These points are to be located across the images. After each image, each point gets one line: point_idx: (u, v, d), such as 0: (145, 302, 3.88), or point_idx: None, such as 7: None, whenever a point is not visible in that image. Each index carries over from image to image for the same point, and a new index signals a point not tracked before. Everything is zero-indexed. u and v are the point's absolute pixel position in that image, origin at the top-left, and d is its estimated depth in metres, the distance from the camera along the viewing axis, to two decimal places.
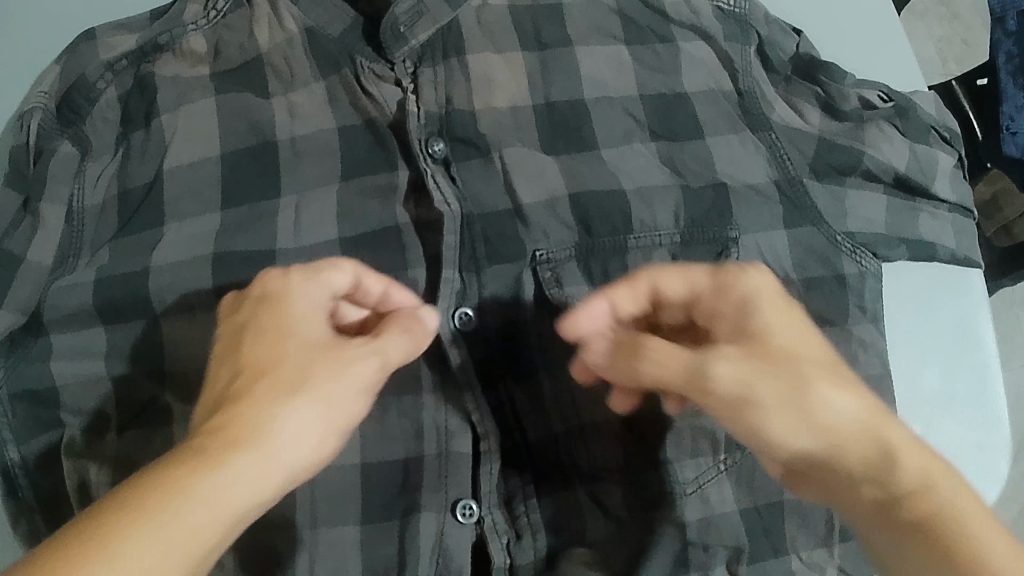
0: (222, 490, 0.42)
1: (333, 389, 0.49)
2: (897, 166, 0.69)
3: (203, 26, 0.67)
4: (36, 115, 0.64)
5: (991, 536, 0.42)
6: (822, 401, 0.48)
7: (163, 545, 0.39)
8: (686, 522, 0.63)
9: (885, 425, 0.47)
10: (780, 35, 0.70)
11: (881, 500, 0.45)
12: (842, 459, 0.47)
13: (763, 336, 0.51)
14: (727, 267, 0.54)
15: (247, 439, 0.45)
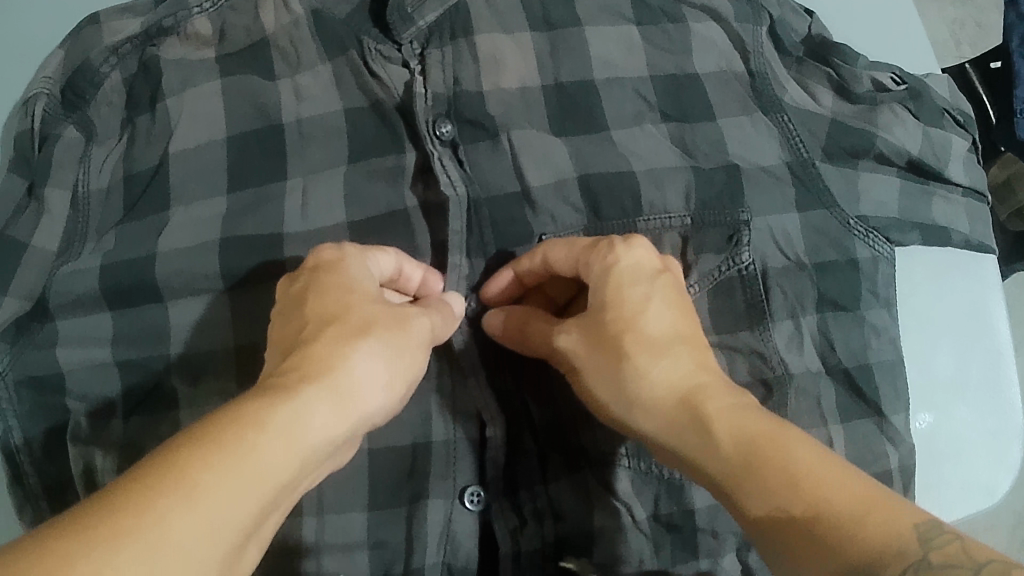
0: (300, 428, 0.41)
1: (393, 345, 0.48)
2: (910, 149, 0.70)
3: (209, 9, 0.66)
4: (41, 100, 0.63)
5: (822, 485, 0.40)
6: (637, 375, 0.50)
7: (246, 479, 0.38)
8: (696, 509, 0.62)
9: (710, 391, 0.48)
10: (792, 17, 0.72)
11: (724, 473, 0.45)
12: (692, 436, 0.47)
13: (624, 318, 0.51)
14: (604, 241, 0.54)
15: (320, 379, 0.44)
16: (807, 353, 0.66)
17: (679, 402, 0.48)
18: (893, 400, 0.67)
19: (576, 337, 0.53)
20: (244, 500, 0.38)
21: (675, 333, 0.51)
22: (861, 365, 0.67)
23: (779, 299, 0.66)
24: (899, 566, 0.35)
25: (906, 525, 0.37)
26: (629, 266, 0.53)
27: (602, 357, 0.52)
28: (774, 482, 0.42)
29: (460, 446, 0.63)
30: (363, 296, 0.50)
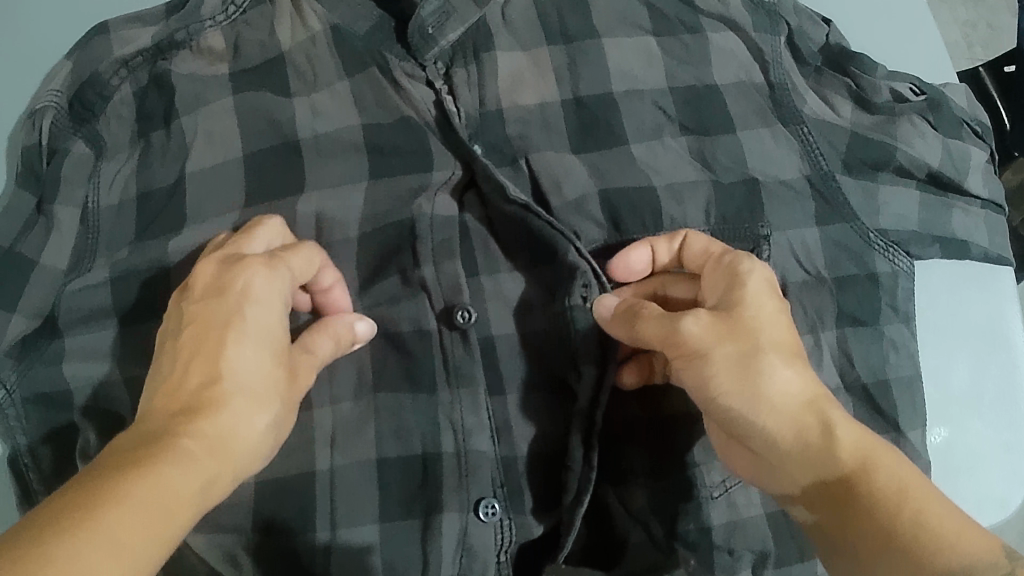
0: (173, 486, 0.44)
1: (257, 404, 0.50)
2: (930, 162, 0.70)
3: (221, 22, 0.67)
4: (49, 114, 0.64)
5: (941, 514, 0.45)
6: (769, 375, 0.51)
7: (129, 543, 0.41)
8: (712, 526, 0.63)
9: (826, 402, 0.52)
10: (810, 26, 0.72)
11: (834, 476, 0.49)
12: (813, 438, 0.50)
13: (756, 321, 0.53)
14: (735, 252, 0.57)
15: (196, 435, 0.47)
16: (827, 368, 0.66)
17: (806, 408, 0.51)
18: (910, 416, 0.67)
19: (703, 322, 0.53)
20: (129, 559, 0.41)
21: (791, 342, 0.54)
22: (879, 380, 0.67)
23: (799, 311, 0.66)
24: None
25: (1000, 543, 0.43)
26: (757, 278, 0.55)
27: (729, 346, 0.52)
28: (880, 509, 0.46)
29: (472, 457, 0.62)
30: (253, 336, 0.51)
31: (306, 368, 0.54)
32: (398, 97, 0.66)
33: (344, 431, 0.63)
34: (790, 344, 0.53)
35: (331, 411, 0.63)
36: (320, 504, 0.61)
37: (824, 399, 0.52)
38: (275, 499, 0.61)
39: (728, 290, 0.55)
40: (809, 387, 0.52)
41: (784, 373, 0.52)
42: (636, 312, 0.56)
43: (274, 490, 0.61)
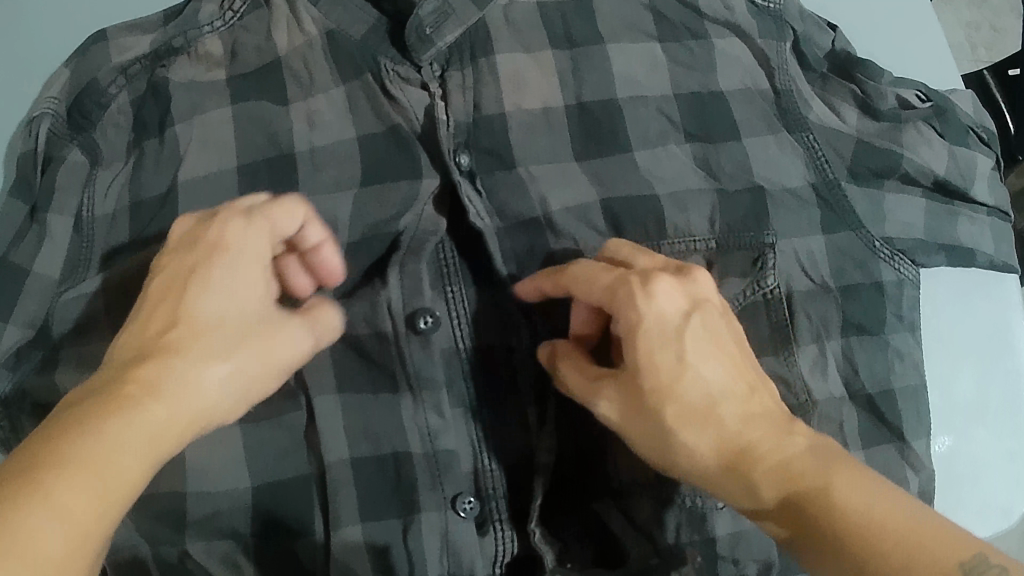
0: (130, 441, 0.42)
1: (229, 351, 0.47)
2: (936, 169, 0.69)
3: (220, 27, 0.67)
4: (45, 121, 0.65)
5: (887, 524, 0.43)
6: (679, 441, 0.50)
7: (94, 485, 0.40)
8: (717, 536, 0.63)
9: (767, 443, 0.49)
10: (816, 31, 0.71)
11: (776, 513, 0.47)
12: (737, 487, 0.49)
13: (670, 376, 0.50)
14: (631, 274, 0.52)
15: (164, 385, 0.45)
16: (831, 378, 0.66)
17: (730, 457, 0.49)
18: (915, 425, 0.67)
19: (615, 405, 0.53)
20: (95, 498, 0.40)
21: (724, 380, 0.51)
22: (884, 390, 0.66)
23: (803, 321, 0.66)
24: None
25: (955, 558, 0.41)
26: (653, 317, 0.51)
27: (641, 421, 0.51)
28: (820, 520, 0.44)
29: (444, 457, 0.63)
30: (205, 298, 0.48)
31: (278, 332, 0.50)
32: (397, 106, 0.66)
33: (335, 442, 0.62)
34: (711, 385, 0.50)
35: (335, 419, 0.63)
36: (314, 506, 0.63)
37: (761, 430, 0.49)
38: (273, 503, 0.63)
39: (625, 337, 0.52)
40: (739, 432, 0.49)
41: (696, 433, 0.50)
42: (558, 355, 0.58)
43: (271, 494, 0.63)
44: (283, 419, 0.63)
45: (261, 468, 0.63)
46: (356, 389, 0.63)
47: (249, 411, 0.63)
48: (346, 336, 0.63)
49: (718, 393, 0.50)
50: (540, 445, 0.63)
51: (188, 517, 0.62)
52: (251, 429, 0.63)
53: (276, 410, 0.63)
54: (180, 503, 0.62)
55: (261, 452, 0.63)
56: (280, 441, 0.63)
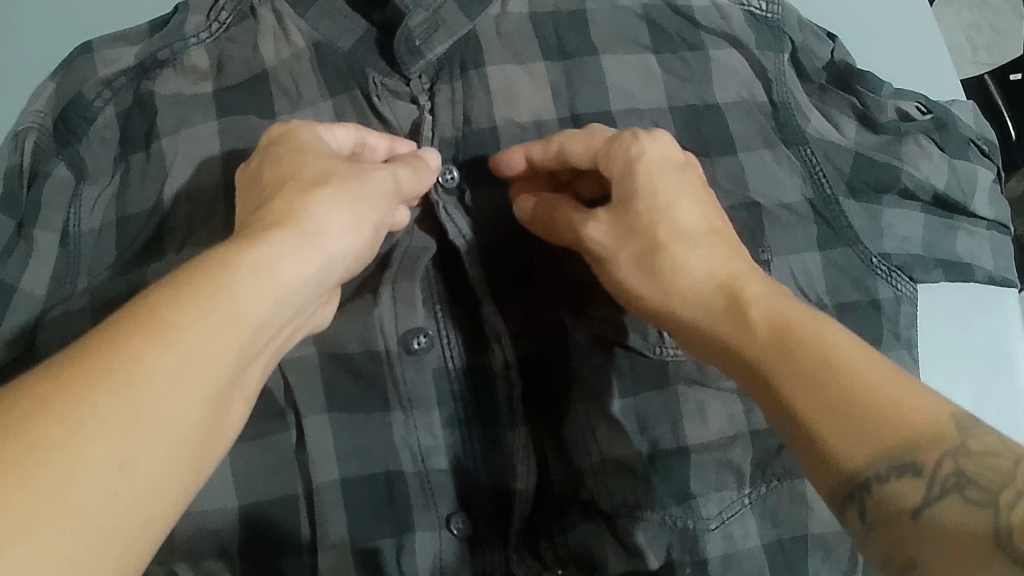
0: (209, 336, 0.41)
1: (305, 251, 0.47)
2: (935, 184, 0.68)
3: (205, 39, 0.66)
4: (32, 134, 0.64)
5: (873, 378, 0.42)
6: (673, 263, 0.52)
7: (186, 361, 0.40)
8: (709, 559, 0.62)
9: (745, 279, 0.51)
10: (814, 42, 0.70)
11: (758, 361, 0.47)
12: (730, 324, 0.49)
13: (656, 210, 0.54)
14: (623, 134, 0.56)
15: (241, 268, 0.44)
16: None
17: (718, 290, 0.51)
18: None
19: (606, 226, 0.55)
20: (190, 375, 0.40)
21: (704, 226, 0.54)
22: None
23: None
24: (937, 453, 0.39)
25: (945, 413, 0.41)
26: (649, 161, 0.55)
27: (632, 249, 0.54)
28: (809, 366, 0.44)
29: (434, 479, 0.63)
30: (281, 200, 0.49)
31: (359, 198, 0.51)
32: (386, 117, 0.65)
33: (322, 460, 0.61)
34: (704, 250, 0.53)
35: (328, 439, 0.61)
36: (302, 523, 0.61)
37: (751, 283, 0.51)
38: (263, 523, 0.61)
39: (621, 174, 0.55)
40: (730, 282, 0.51)
41: (694, 253, 0.52)
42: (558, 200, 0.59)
43: (259, 514, 0.61)
44: (273, 441, 0.62)
45: (251, 488, 0.62)
46: (346, 408, 0.62)
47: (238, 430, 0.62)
48: (335, 354, 0.62)
49: (709, 247, 0.53)
50: (518, 471, 0.62)
51: (176, 537, 0.61)
52: (240, 450, 0.62)
53: (266, 430, 0.62)
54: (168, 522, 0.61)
55: (249, 472, 0.62)
56: (267, 462, 0.62)
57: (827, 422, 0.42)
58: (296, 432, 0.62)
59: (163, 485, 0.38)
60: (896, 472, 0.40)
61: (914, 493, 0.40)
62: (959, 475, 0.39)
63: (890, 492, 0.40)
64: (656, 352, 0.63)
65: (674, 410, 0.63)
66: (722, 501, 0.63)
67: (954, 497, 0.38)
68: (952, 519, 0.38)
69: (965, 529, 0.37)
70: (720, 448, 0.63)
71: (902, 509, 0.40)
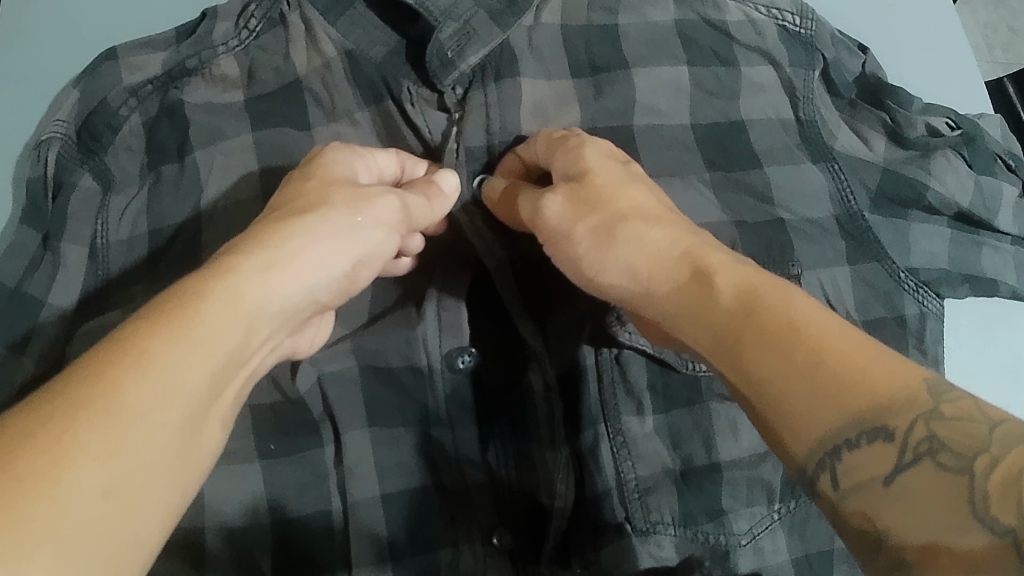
0: (186, 364, 0.40)
1: (287, 275, 0.47)
2: (960, 200, 0.68)
3: (235, 46, 0.65)
4: (55, 145, 0.63)
5: (828, 337, 0.39)
6: (629, 236, 0.52)
7: (165, 394, 0.39)
8: (740, 574, 0.63)
9: (708, 249, 0.49)
10: (846, 55, 0.70)
11: (722, 330, 0.44)
12: (692, 292, 0.47)
13: (609, 187, 0.55)
14: (573, 134, 0.59)
15: (217, 295, 0.43)
16: None
17: (679, 260, 0.49)
18: None
19: (562, 200, 0.55)
20: (167, 406, 0.39)
21: (657, 206, 0.55)
22: None
23: None
24: (909, 416, 0.35)
25: (915, 378, 0.37)
26: (592, 150, 0.57)
27: (589, 220, 0.54)
28: (773, 327, 0.41)
29: (474, 492, 0.64)
30: (261, 223, 0.49)
31: (347, 224, 0.51)
32: (410, 131, 0.66)
33: (357, 474, 0.61)
34: (661, 227, 0.52)
35: (368, 456, 0.62)
36: (335, 540, 0.62)
37: (717, 254, 0.48)
38: (296, 542, 0.61)
39: (569, 162, 0.57)
40: (697, 252, 0.49)
41: (654, 231, 0.51)
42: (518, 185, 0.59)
43: (291, 530, 0.61)
44: (305, 457, 0.62)
45: (284, 502, 0.62)
46: (386, 422, 0.63)
47: (271, 447, 0.62)
48: (377, 366, 0.64)
49: (669, 229, 0.51)
50: (556, 488, 0.62)
51: (209, 555, 0.60)
52: (271, 467, 0.62)
53: (297, 446, 0.62)
54: (199, 539, 0.60)
55: (280, 486, 0.62)
56: (300, 479, 0.62)
57: (791, 385, 0.39)
58: (332, 448, 0.63)
59: (147, 512, 0.38)
60: (863, 440, 0.36)
61: (887, 460, 0.35)
62: (933, 439, 0.34)
63: (856, 464, 0.36)
64: (687, 367, 0.62)
65: (706, 427, 0.63)
66: (753, 517, 0.63)
67: (927, 462, 0.34)
68: (924, 489, 0.33)
69: (943, 499, 0.32)
70: (751, 464, 0.63)
71: (874, 477, 0.36)
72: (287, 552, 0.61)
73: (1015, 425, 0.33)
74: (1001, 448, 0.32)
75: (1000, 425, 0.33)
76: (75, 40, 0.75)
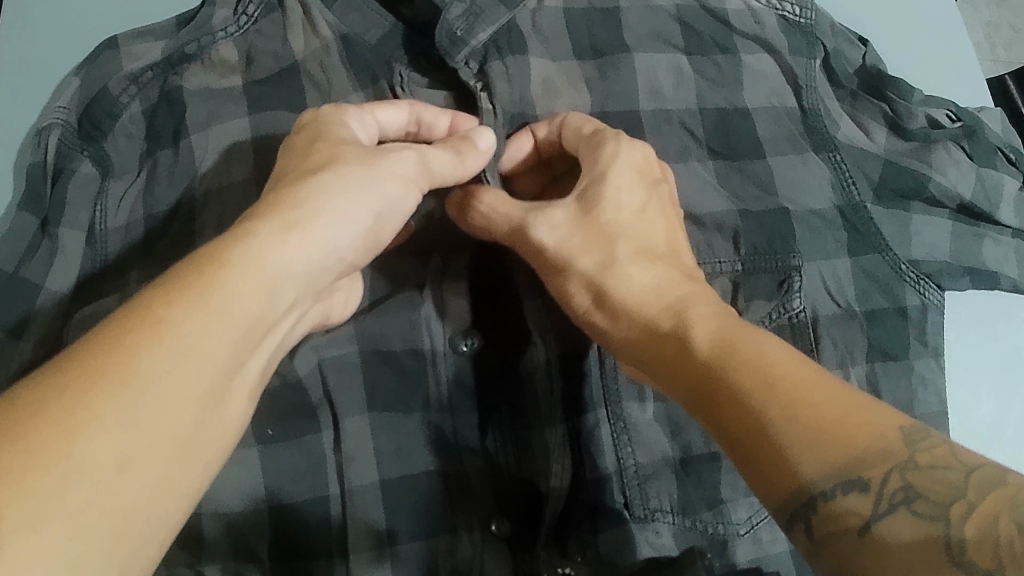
0: (203, 331, 0.40)
1: (305, 240, 0.47)
2: (963, 192, 0.68)
3: (233, 32, 0.65)
4: (56, 131, 0.63)
5: (805, 389, 0.41)
6: (620, 283, 0.53)
7: (181, 362, 0.39)
8: (738, 563, 0.62)
9: (694, 301, 0.51)
10: (846, 46, 0.70)
11: (702, 379, 0.45)
12: (675, 339, 0.49)
13: (616, 220, 0.55)
14: (609, 133, 0.58)
15: (234, 262, 0.43)
16: None
17: (663, 310, 0.51)
18: None
19: (563, 225, 0.55)
20: (186, 372, 0.39)
21: (664, 247, 0.56)
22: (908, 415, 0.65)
23: (829, 349, 0.65)
24: (885, 467, 0.37)
25: (893, 428, 0.39)
26: (623, 167, 0.56)
27: (587, 257, 0.54)
28: (751, 385, 0.42)
29: (473, 479, 0.64)
30: (278, 190, 0.49)
31: (363, 185, 0.51)
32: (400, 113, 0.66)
33: (352, 458, 0.61)
34: (659, 270, 0.53)
35: (366, 441, 0.62)
36: (331, 527, 0.62)
37: (701, 305, 0.50)
38: (290, 528, 0.61)
39: (591, 180, 0.56)
40: (684, 302, 0.51)
41: (644, 275, 0.53)
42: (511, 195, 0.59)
43: (287, 516, 0.61)
44: (303, 443, 0.62)
45: (278, 489, 0.61)
46: (386, 407, 0.63)
47: (268, 433, 0.61)
48: (379, 349, 0.63)
49: (661, 272, 0.53)
50: (552, 469, 0.61)
51: (207, 540, 0.60)
52: (266, 453, 0.61)
53: (294, 432, 0.62)
54: (196, 523, 0.60)
55: (276, 473, 0.61)
56: (297, 464, 0.62)
57: (773, 436, 0.40)
58: (331, 433, 0.62)
59: (165, 483, 0.38)
60: (839, 489, 0.38)
61: (863, 506, 0.37)
62: (908, 489, 0.36)
63: (842, 506, 0.37)
64: None
65: None
66: (751, 507, 0.63)
67: (902, 509, 0.36)
68: (900, 534, 0.35)
69: (918, 544, 0.34)
70: None
71: (852, 525, 0.37)
72: (280, 538, 0.61)
73: (990, 471, 0.36)
74: (976, 496, 0.35)
75: (974, 473, 0.36)
76: (73, 29, 0.75)
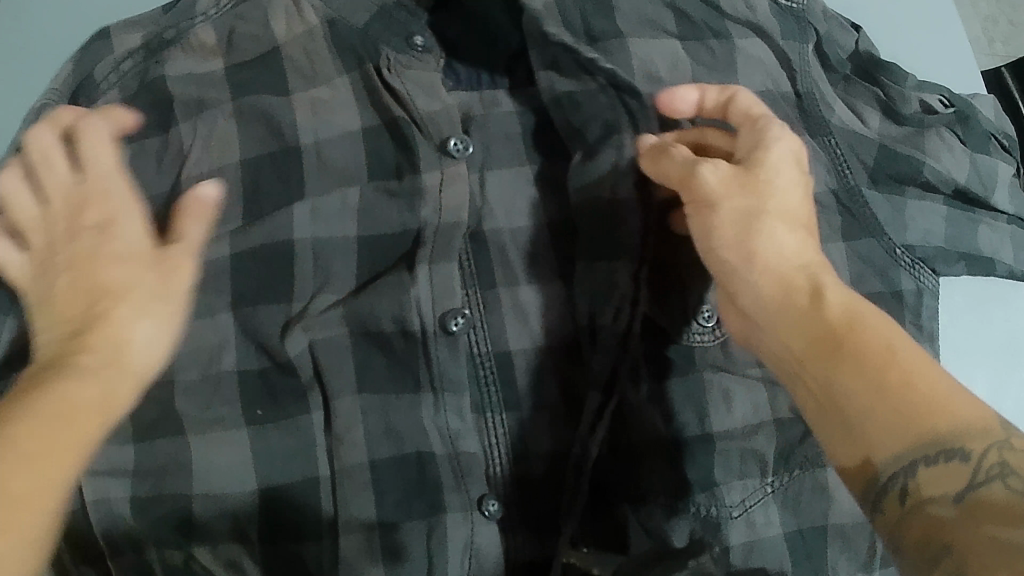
0: (42, 468, 0.42)
1: (113, 362, 0.47)
2: (956, 176, 0.68)
3: (213, 16, 0.68)
4: (42, 111, 0.62)
5: (920, 365, 0.42)
6: (768, 234, 0.50)
7: (26, 504, 0.41)
8: (732, 546, 0.61)
9: (823, 271, 0.49)
10: (839, 31, 0.72)
11: (819, 337, 0.45)
12: (798, 300, 0.47)
13: (767, 185, 0.52)
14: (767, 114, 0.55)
15: (48, 400, 0.44)
16: None
17: (796, 271, 0.49)
18: None
19: (722, 173, 0.52)
20: (36, 507, 0.42)
21: (803, 217, 0.52)
22: None
23: None
24: (985, 442, 0.39)
25: (991, 416, 0.40)
26: (782, 145, 0.53)
27: (733, 205, 0.51)
28: (874, 355, 0.43)
29: (464, 459, 0.63)
30: (74, 302, 0.49)
31: (150, 289, 0.50)
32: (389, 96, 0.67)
33: (342, 438, 0.62)
34: (796, 235, 0.50)
35: (359, 422, 0.62)
36: (322, 509, 0.61)
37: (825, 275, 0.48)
38: (278, 510, 0.61)
39: (750, 145, 0.54)
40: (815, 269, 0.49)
41: (788, 235, 0.50)
42: (667, 149, 0.57)
43: (276, 499, 0.61)
44: (293, 424, 0.62)
45: (270, 471, 0.61)
46: (376, 389, 0.63)
47: (256, 414, 0.62)
48: (368, 332, 0.64)
49: (802, 239, 0.50)
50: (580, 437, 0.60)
51: (195, 522, 0.60)
52: (257, 434, 0.61)
53: (283, 413, 0.62)
54: (185, 506, 0.60)
55: (266, 454, 0.61)
56: (287, 447, 0.61)
57: (881, 402, 0.41)
58: (321, 414, 0.62)
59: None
60: (923, 463, 0.39)
61: (957, 477, 0.39)
62: (1005, 464, 0.38)
63: (926, 480, 0.39)
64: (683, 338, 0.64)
65: (700, 397, 0.63)
66: (745, 489, 0.63)
67: (997, 483, 0.37)
68: (995, 502, 0.37)
69: (1012, 513, 0.36)
70: (744, 436, 0.63)
71: (942, 493, 0.39)
72: (266, 521, 0.61)
73: None
74: None
75: None
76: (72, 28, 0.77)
